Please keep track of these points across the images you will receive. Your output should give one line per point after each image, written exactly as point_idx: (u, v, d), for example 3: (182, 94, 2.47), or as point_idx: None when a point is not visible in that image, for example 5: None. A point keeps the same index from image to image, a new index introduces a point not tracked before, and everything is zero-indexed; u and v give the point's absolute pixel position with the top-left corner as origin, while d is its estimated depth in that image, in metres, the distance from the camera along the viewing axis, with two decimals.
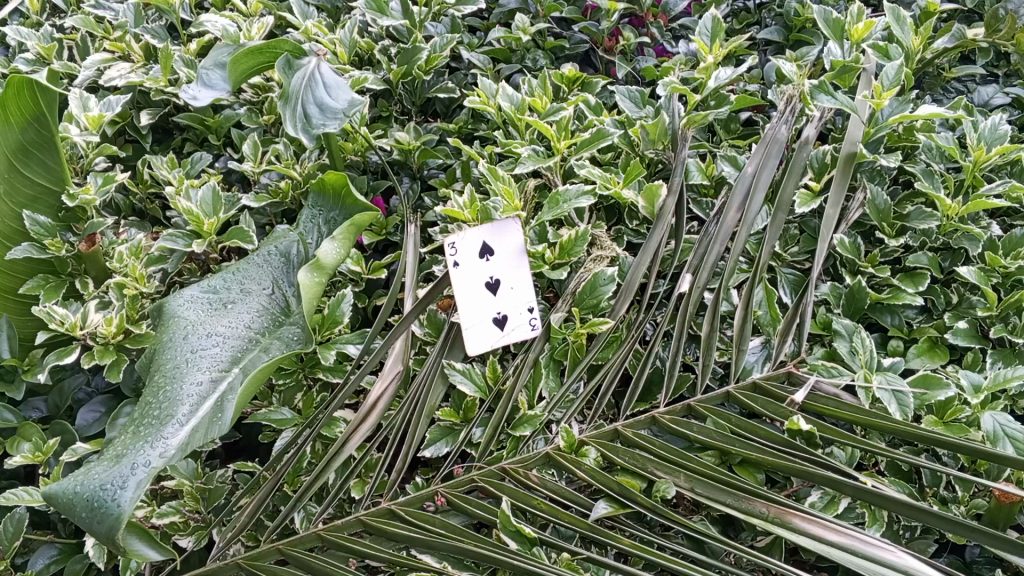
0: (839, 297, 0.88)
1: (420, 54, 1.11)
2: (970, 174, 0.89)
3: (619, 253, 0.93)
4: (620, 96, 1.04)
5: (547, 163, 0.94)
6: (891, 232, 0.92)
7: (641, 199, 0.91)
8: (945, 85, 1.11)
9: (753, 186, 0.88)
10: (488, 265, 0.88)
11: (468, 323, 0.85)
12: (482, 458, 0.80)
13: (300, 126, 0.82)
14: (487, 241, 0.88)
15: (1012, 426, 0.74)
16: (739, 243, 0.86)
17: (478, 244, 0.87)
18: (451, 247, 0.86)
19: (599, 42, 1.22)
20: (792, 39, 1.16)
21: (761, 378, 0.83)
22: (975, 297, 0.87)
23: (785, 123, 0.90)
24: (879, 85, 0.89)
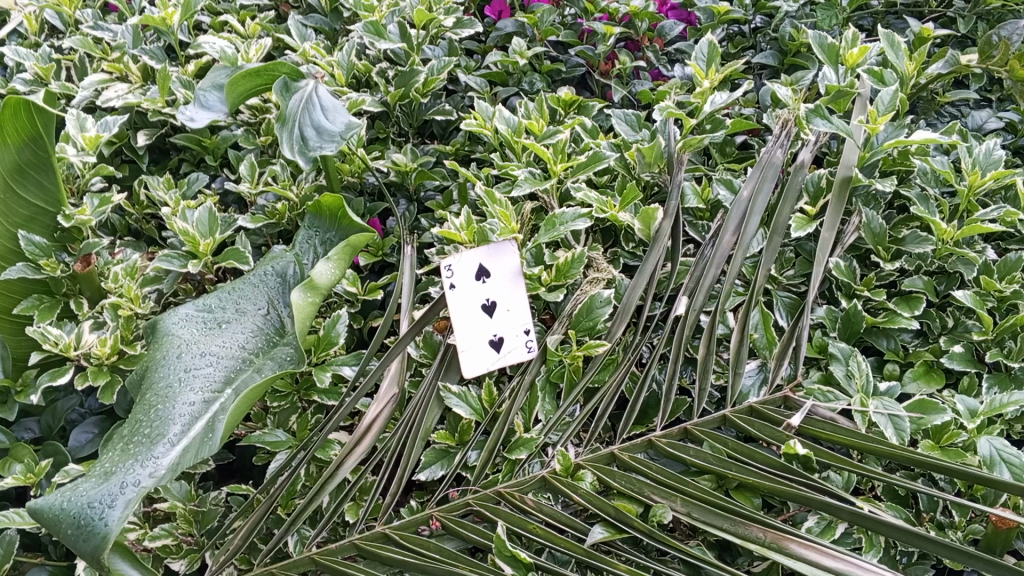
0: (835, 320, 0.89)
1: (418, 76, 1.12)
2: (964, 199, 0.89)
3: (615, 275, 0.92)
4: (616, 119, 1.03)
5: (543, 185, 0.94)
6: (886, 256, 0.91)
7: (637, 222, 0.92)
8: (939, 109, 1.11)
9: (749, 210, 0.89)
10: (484, 287, 0.87)
11: (465, 346, 0.84)
12: (477, 482, 0.80)
13: (297, 148, 0.86)
14: (483, 263, 0.87)
15: (1008, 451, 0.75)
16: (734, 266, 0.87)
17: (474, 265, 0.87)
18: (448, 269, 0.85)
19: (596, 65, 1.21)
20: (787, 63, 1.17)
21: (758, 402, 0.84)
22: (971, 321, 0.87)
23: (780, 148, 0.91)
24: (875, 110, 0.90)
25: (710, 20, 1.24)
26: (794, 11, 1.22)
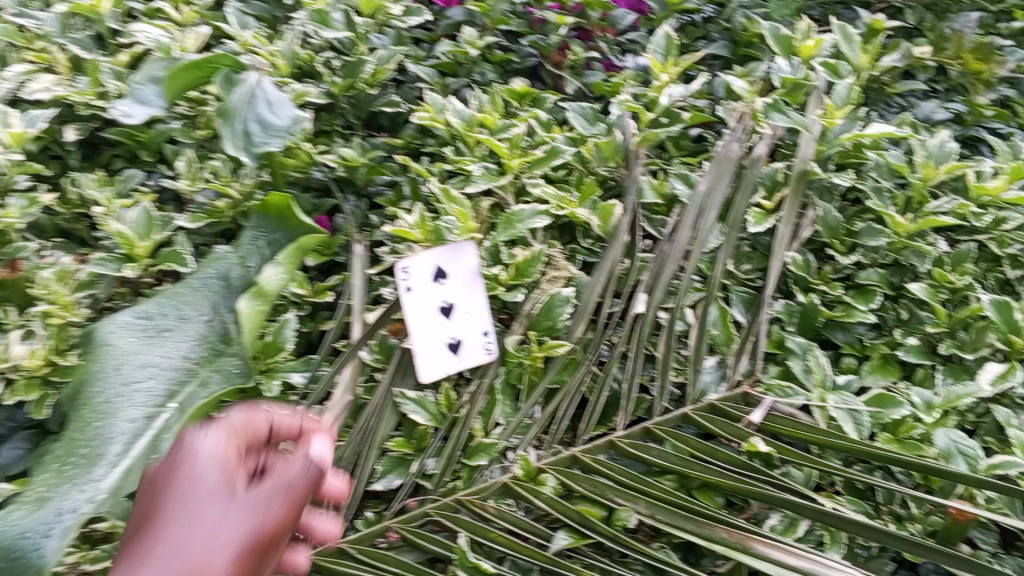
0: (792, 314, 0.89)
1: (364, 66, 1.09)
2: (917, 191, 0.90)
3: (575, 273, 0.90)
4: (572, 112, 1.01)
5: (500, 181, 0.93)
6: (841, 249, 0.91)
7: (595, 218, 0.91)
8: (887, 100, 1.11)
9: (705, 206, 0.89)
10: (442, 289, 0.86)
11: (421, 348, 0.83)
12: (437, 490, 0.79)
13: (241, 144, 0.87)
14: (441, 265, 0.87)
15: (965, 442, 0.75)
16: (692, 262, 0.87)
17: (432, 268, 0.86)
18: (404, 271, 0.86)
19: (548, 56, 1.18)
20: (740, 54, 1.16)
21: (718, 398, 0.84)
22: (924, 313, 0.87)
23: (736, 141, 0.91)
24: (832, 104, 0.92)
25: (663, 10, 1.21)
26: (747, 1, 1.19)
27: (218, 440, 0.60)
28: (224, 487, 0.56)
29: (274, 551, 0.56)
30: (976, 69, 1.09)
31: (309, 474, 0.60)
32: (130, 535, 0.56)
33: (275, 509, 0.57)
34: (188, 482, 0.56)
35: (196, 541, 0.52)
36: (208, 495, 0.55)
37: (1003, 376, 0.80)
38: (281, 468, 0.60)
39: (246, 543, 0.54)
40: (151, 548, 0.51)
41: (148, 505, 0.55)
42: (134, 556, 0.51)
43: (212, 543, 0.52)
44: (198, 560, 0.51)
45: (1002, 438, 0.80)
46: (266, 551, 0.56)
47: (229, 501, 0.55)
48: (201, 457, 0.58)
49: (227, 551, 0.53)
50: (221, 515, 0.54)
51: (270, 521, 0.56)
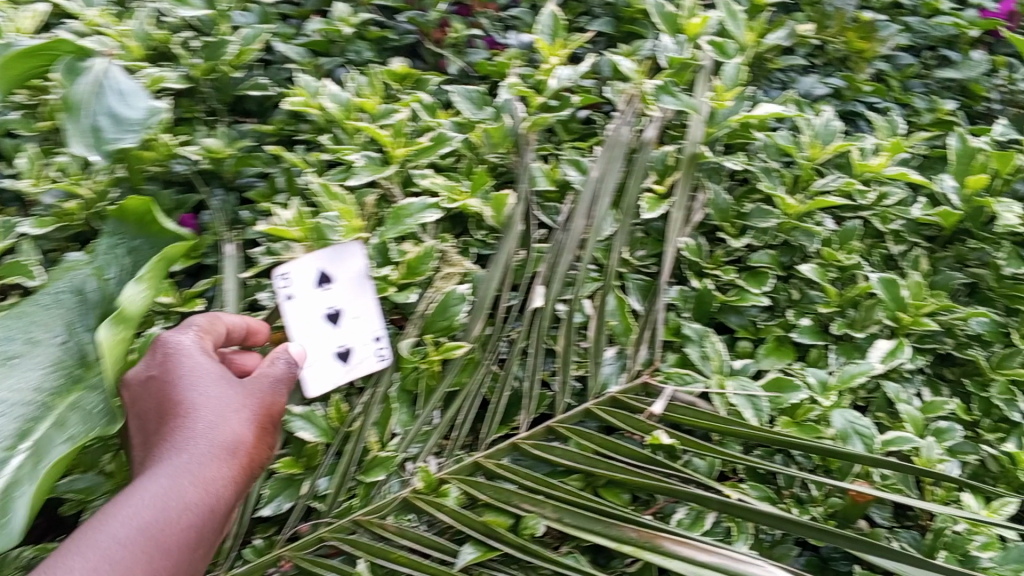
0: (687, 300, 0.87)
1: (227, 47, 0.99)
2: (805, 170, 0.90)
3: (471, 268, 0.85)
4: (457, 96, 0.96)
5: (384, 172, 0.87)
6: (732, 232, 0.91)
7: (488, 209, 0.86)
8: (769, 76, 1.11)
9: (599, 192, 0.86)
10: (327, 295, 0.82)
11: (308, 363, 0.80)
12: (331, 511, 0.75)
13: (89, 141, 0.77)
14: (325, 270, 0.83)
15: (860, 422, 0.76)
16: (589, 252, 0.84)
17: (314, 273, 0.82)
18: (283, 277, 0.82)
19: (428, 33, 1.12)
20: (624, 30, 1.13)
21: (618, 391, 0.82)
22: (815, 292, 0.88)
23: (626, 125, 0.88)
24: (723, 86, 0.90)
25: None
26: None
27: (198, 339, 0.70)
28: (223, 372, 0.69)
29: (279, 409, 0.70)
30: (859, 48, 1.10)
31: (289, 371, 0.73)
32: (151, 433, 0.67)
33: (280, 376, 0.72)
34: (192, 372, 0.67)
35: (220, 419, 0.65)
36: (212, 382, 0.67)
37: (892, 353, 0.81)
38: (265, 366, 0.72)
39: (261, 405, 0.68)
40: (180, 436, 0.63)
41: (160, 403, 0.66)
42: (170, 450, 0.62)
43: (233, 424, 0.65)
44: (226, 436, 0.64)
45: (891, 413, 0.83)
46: (277, 409, 0.70)
47: (229, 382, 0.68)
48: (197, 345, 0.70)
49: (250, 414, 0.67)
50: (229, 395, 0.67)
51: (274, 388, 0.70)
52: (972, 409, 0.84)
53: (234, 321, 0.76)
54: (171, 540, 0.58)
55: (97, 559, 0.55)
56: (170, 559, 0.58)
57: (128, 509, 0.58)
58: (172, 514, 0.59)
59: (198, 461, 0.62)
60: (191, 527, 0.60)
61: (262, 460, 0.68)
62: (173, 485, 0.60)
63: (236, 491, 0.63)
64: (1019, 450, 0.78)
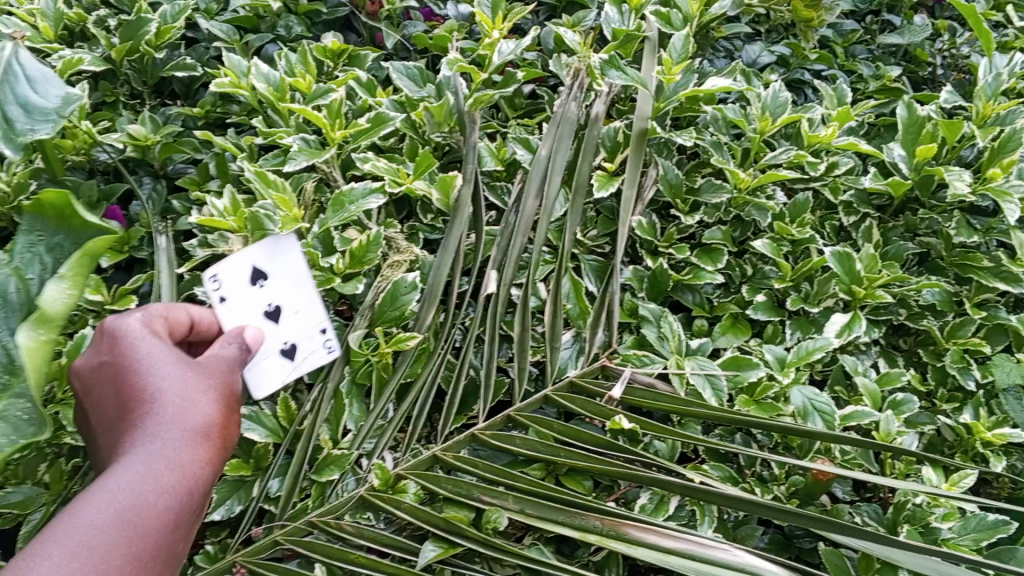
0: (641, 280, 0.86)
1: (148, 26, 0.91)
2: (755, 144, 0.88)
3: (419, 255, 0.82)
4: (396, 73, 0.91)
5: (322, 158, 0.82)
6: (685, 208, 0.89)
7: (435, 191, 0.82)
8: (713, 45, 1.09)
9: (548, 172, 0.83)
10: (263, 291, 0.75)
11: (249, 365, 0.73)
12: (284, 514, 0.71)
13: (2, 135, 0.68)
14: (257, 265, 0.76)
15: (819, 399, 0.76)
16: (541, 233, 0.81)
17: (246, 269, 0.75)
18: (214, 278, 0.74)
19: (361, 6, 1.07)
20: (565, 1, 1.08)
21: (577, 375, 0.80)
22: (768, 267, 0.88)
23: (574, 100, 0.85)
24: (670, 60, 0.87)
25: None
26: None
27: (148, 321, 0.62)
28: (185, 350, 0.61)
29: (241, 392, 0.62)
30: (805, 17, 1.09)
31: (244, 354, 0.68)
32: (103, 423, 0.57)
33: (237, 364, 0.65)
34: (153, 349, 0.58)
35: (195, 393, 0.57)
36: (172, 362, 0.59)
37: (848, 327, 0.81)
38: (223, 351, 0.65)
39: (228, 386, 0.61)
40: (151, 415, 0.54)
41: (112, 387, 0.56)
42: (141, 427, 0.53)
43: (202, 403, 0.56)
44: (202, 412, 0.56)
45: (848, 385, 0.83)
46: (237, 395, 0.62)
47: (190, 362, 0.60)
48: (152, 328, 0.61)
49: (222, 394, 0.59)
50: (194, 374, 0.58)
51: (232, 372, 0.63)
52: (927, 379, 0.85)
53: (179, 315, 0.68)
54: (151, 525, 0.49)
55: (73, 546, 0.45)
56: (152, 546, 0.48)
57: (102, 491, 0.48)
58: (155, 495, 0.50)
59: (176, 439, 0.53)
60: (171, 512, 0.50)
61: (233, 446, 0.59)
62: (151, 465, 0.51)
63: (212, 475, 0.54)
64: (976, 420, 0.78)
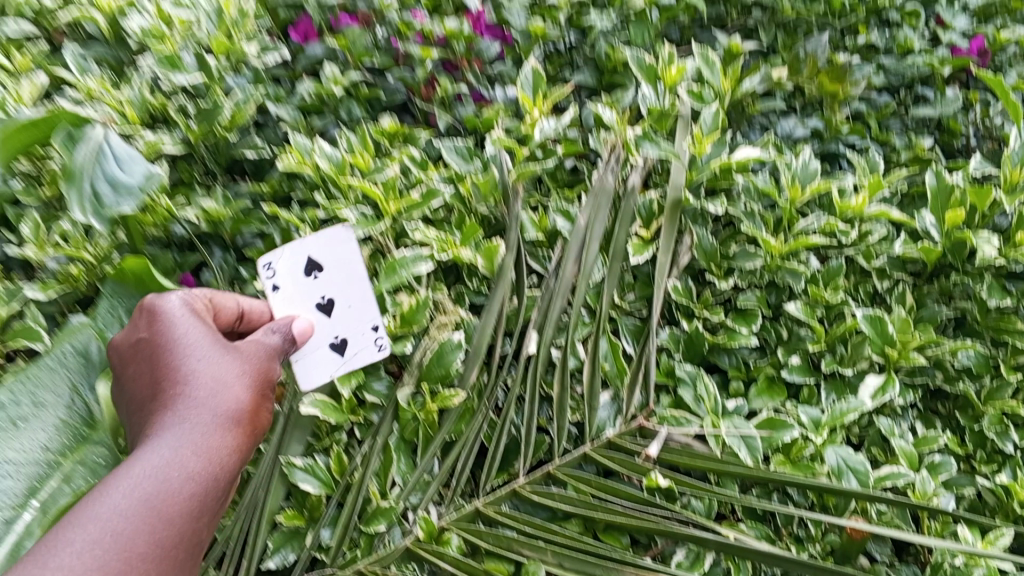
0: (677, 342, 0.89)
1: (221, 111, 1.03)
2: (787, 212, 0.92)
3: (464, 317, 0.86)
4: (446, 150, 0.98)
5: (377, 227, 0.90)
6: (719, 273, 0.92)
7: (480, 258, 0.87)
8: (750, 120, 1.15)
9: (587, 239, 0.89)
10: (317, 283, 0.85)
11: (302, 355, 0.82)
12: (334, 562, 0.76)
13: (90, 207, 0.81)
14: (312, 258, 0.85)
15: (852, 458, 0.78)
16: (580, 297, 0.86)
17: (302, 262, 0.85)
18: (272, 270, 0.85)
19: (416, 91, 1.16)
20: (606, 82, 1.17)
21: (615, 434, 0.83)
22: (804, 330, 0.90)
23: (611, 172, 0.92)
24: (701, 131, 0.94)
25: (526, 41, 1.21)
26: (606, 29, 1.21)
27: (191, 310, 0.73)
28: (220, 353, 0.72)
29: (271, 380, 0.74)
30: (831, 90, 1.15)
31: (283, 343, 0.78)
32: (141, 401, 0.70)
33: (270, 363, 0.75)
34: (194, 349, 0.71)
35: (220, 394, 0.69)
36: (205, 352, 0.70)
37: (882, 389, 0.83)
38: (257, 341, 0.75)
39: (258, 382, 0.72)
40: (181, 400, 0.67)
41: (160, 366, 0.71)
42: (178, 410, 0.67)
43: (228, 395, 0.68)
44: (227, 406, 0.68)
45: (885, 446, 0.84)
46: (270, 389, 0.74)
47: (224, 351, 0.71)
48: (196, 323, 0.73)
49: (243, 396, 0.70)
50: (226, 365, 0.70)
51: (267, 369, 0.74)
52: (965, 441, 0.86)
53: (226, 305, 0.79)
54: (176, 506, 0.62)
55: (99, 532, 0.57)
56: (177, 521, 0.61)
57: (133, 474, 0.61)
58: (177, 481, 0.62)
59: (206, 427, 0.66)
60: (193, 494, 0.63)
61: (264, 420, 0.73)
62: (178, 451, 0.64)
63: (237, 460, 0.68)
64: (1013, 481, 0.79)
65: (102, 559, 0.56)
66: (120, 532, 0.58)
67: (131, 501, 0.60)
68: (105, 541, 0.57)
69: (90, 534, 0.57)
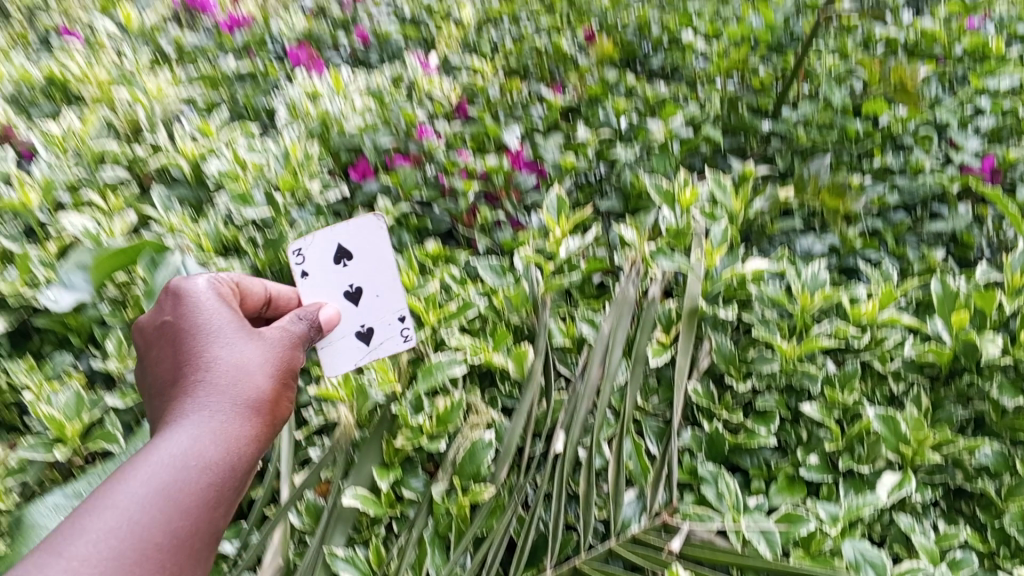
0: (700, 443, 0.94)
1: (287, 241, 1.16)
2: (800, 319, 0.99)
3: (495, 418, 0.94)
4: (481, 267, 1.08)
5: (418, 335, 1.01)
6: (738, 376, 0.98)
7: (511, 363, 0.96)
8: (771, 238, 1.23)
9: (610, 344, 0.97)
10: (345, 271, 0.93)
11: (330, 342, 0.92)
12: None
13: None
14: (342, 246, 0.93)
15: (870, 552, 0.80)
16: (604, 398, 0.92)
17: (333, 249, 0.93)
18: (305, 255, 0.93)
19: (459, 218, 1.27)
20: (633, 205, 1.27)
21: (640, 530, 0.86)
22: (822, 431, 0.94)
23: (632, 284, 1.02)
24: (711, 243, 1.06)
25: (558, 173, 1.33)
26: (631, 160, 1.33)
27: (215, 298, 0.83)
28: (236, 343, 0.79)
29: (289, 368, 0.83)
30: (830, 206, 1.22)
31: (307, 331, 0.87)
32: (167, 380, 0.79)
33: (282, 348, 0.83)
34: (207, 341, 0.78)
35: (234, 384, 0.76)
36: (226, 339, 0.79)
37: (899, 486, 0.85)
38: (276, 331, 0.84)
39: (274, 369, 0.80)
40: (204, 386, 0.75)
41: (179, 357, 0.79)
42: (194, 401, 0.74)
43: (247, 381, 0.77)
44: (241, 395, 0.76)
45: (907, 543, 0.86)
46: (287, 375, 0.82)
47: (245, 338, 0.81)
48: (212, 315, 0.81)
49: (258, 385, 0.78)
50: (246, 354, 0.79)
51: (280, 354, 0.82)
52: (989, 539, 0.87)
53: (254, 289, 0.91)
54: (193, 493, 0.68)
55: (116, 522, 0.62)
56: (193, 509, 0.67)
57: (154, 461, 0.68)
58: (194, 471, 0.69)
59: (222, 417, 0.74)
60: (211, 482, 0.70)
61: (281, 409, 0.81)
62: (196, 440, 0.71)
63: (254, 447, 0.75)
64: None
65: (119, 548, 0.61)
66: (139, 525, 0.63)
67: (149, 490, 0.66)
68: (124, 533, 0.62)
69: (112, 528, 0.62)
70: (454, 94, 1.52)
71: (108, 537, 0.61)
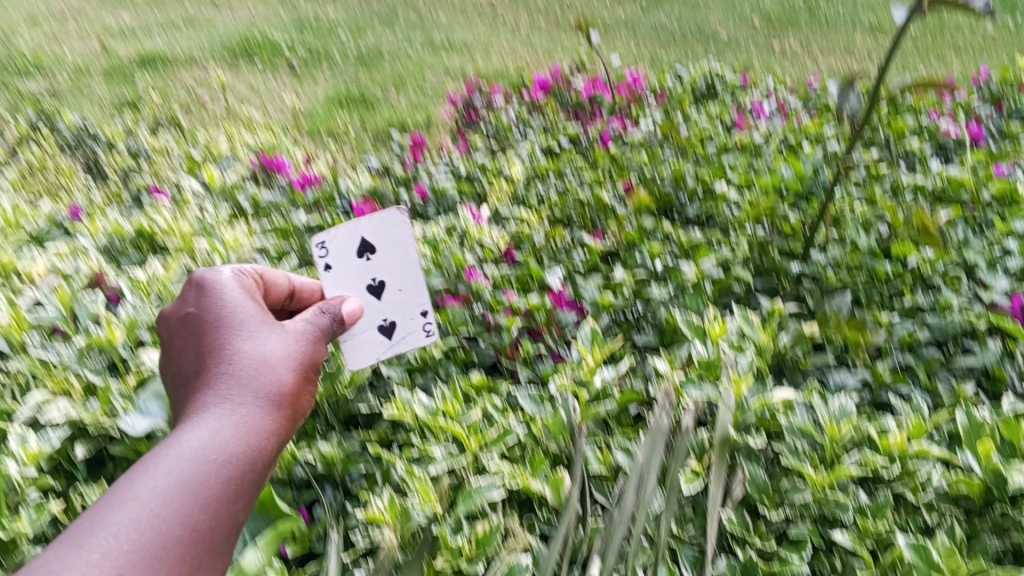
0: (735, 572, 0.95)
1: (343, 372, 1.24)
2: (829, 449, 1.04)
3: (531, 542, 0.99)
4: (521, 396, 1.15)
5: (459, 459, 1.07)
6: (771, 505, 1.00)
7: (548, 488, 1.01)
8: (805, 373, 1.26)
9: (645, 472, 1.00)
10: (369, 265, 1.09)
11: (354, 334, 1.10)
12: None
13: None
14: (368, 242, 1.09)
15: None
16: (638, 526, 0.95)
17: (359, 244, 1.09)
18: (335, 248, 1.08)
19: (503, 352, 1.35)
20: (668, 341, 1.34)
21: None
22: (856, 560, 0.95)
23: (666, 414, 1.06)
24: (737, 373, 1.13)
25: (596, 311, 1.42)
26: (667, 300, 1.41)
27: (240, 294, 0.96)
28: (256, 339, 0.91)
29: (309, 360, 0.94)
30: (852, 338, 1.28)
31: (326, 326, 1.00)
32: (196, 366, 0.91)
33: (302, 340, 0.95)
34: (232, 335, 0.91)
35: (256, 376, 0.88)
36: (248, 333, 0.92)
37: None
38: (296, 325, 0.96)
39: (293, 363, 0.91)
40: (229, 379, 0.87)
41: (206, 349, 0.90)
42: (220, 393, 0.85)
43: (268, 377, 0.88)
44: (263, 386, 0.87)
45: None
46: (307, 366, 0.93)
47: (266, 330, 0.93)
48: (235, 309, 0.94)
49: (278, 376, 0.89)
50: (267, 346, 0.91)
51: (300, 348, 0.94)
52: None
53: (277, 281, 1.06)
54: (215, 479, 0.78)
55: (142, 513, 0.72)
56: (214, 497, 0.77)
57: (178, 451, 0.78)
58: (214, 463, 0.79)
59: (244, 409, 0.85)
60: (231, 471, 0.80)
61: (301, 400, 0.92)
62: (219, 432, 0.81)
63: (275, 437, 0.86)
64: None
65: (144, 533, 0.70)
66: (160, 521, 0.72)
67: (171, 483, 0.75)
68: (145, 528, 0.71)
69: (135, 524, 0.71)
70: (502, 241, 1.63)
71: (128, 532, 0.70)
